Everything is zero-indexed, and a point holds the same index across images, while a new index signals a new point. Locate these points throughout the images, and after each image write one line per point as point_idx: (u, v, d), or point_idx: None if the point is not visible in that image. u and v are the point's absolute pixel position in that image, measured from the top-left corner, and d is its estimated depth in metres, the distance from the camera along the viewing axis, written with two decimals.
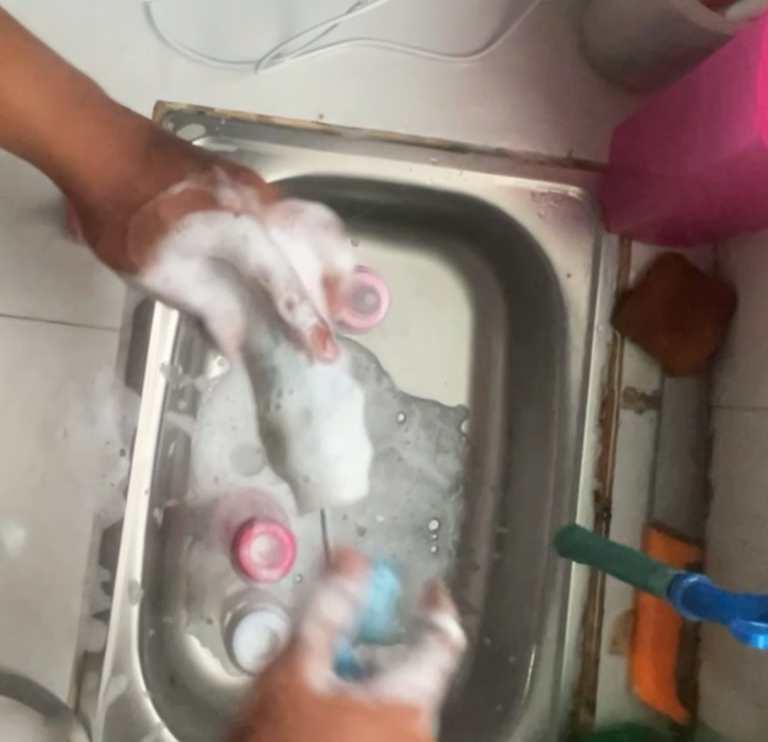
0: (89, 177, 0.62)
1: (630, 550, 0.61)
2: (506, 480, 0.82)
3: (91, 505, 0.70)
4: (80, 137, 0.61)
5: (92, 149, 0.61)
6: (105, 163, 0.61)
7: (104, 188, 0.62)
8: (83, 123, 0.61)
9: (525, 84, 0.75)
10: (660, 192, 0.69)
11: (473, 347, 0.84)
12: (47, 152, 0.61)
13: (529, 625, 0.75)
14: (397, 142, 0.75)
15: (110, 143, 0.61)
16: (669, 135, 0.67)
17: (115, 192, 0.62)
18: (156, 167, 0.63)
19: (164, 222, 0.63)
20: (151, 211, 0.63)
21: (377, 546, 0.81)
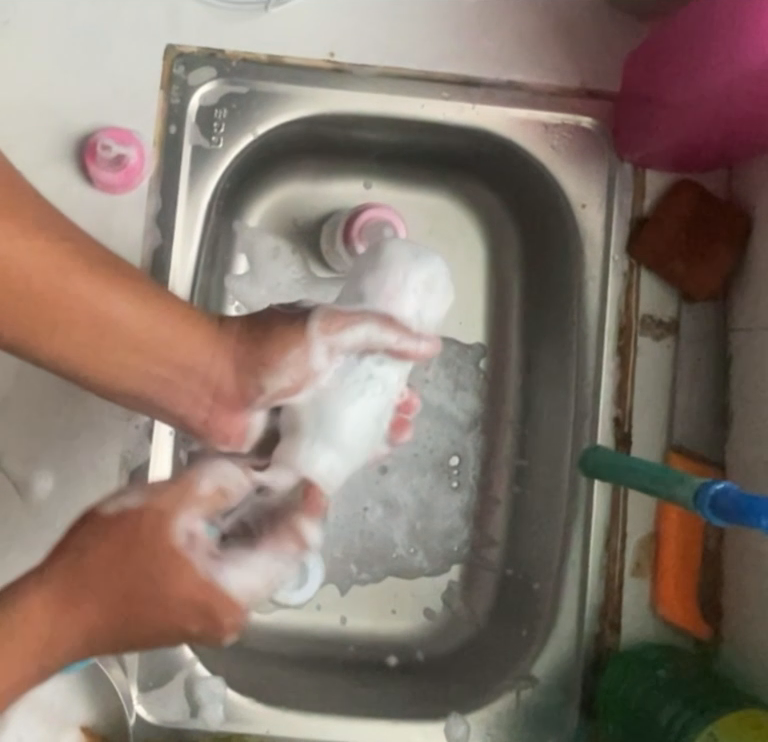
0: (129, 353, 0.54)
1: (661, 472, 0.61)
2: (525, 415, 0.82)
3: (118, 447, 0.71)
4: (118, 303, 0.52)
5: (123, 307, 0.53)
6: (129, 334, 0.54)
7: (126, 374, 0.55)
8: (88, 272, 0.51)
9: (534, 16, 0.75)
10: (673, 115, 0.69)
11: (489, 285, 0.84)
12: (77, 350, 0.52)
13: (553, 553, 0.76)
14: (407, 78, 0.75)
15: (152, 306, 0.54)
16: (681, 56, 0.67)
17: (151, 380, 0.56)
18: (204, 332, 0.57)
19: (209, 381, 0.58)
20: (193, 375, 0.57)
21: (400, 484, 0.82)
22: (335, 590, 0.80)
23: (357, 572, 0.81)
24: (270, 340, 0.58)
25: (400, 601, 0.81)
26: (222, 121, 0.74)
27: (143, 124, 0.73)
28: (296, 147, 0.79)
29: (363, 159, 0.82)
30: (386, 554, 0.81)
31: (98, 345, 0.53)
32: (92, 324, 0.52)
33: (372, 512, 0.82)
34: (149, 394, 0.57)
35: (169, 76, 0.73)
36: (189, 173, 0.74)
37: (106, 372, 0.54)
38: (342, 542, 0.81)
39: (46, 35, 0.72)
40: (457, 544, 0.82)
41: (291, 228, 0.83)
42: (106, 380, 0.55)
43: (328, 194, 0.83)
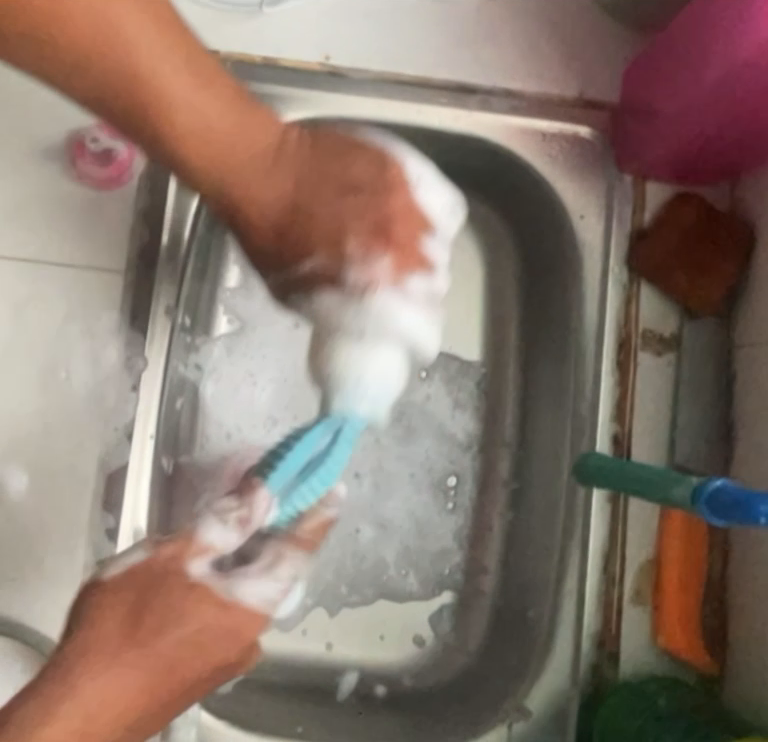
0: (204, 152, 0.57)
1: (641, 467, 0.59)
2: (521, 437, 0.79)
3: (94, 450, 0.68)
4: (185, 110, 0.55)
5: (180, 95, 0.54)
6: (218, 104, 0.56)
7: (262, 189, 0.59)
8: (170, 50, 0.52)
9: (535, 24, 0.74)
10: (664, 122, 0.68)
11: (486, 303, 0.81)
12: (182, 135, 0.56)
13: (550, 579, 0.71)
14: (405, 83, 0.73)
15: (214, 96, 0.56)
16: (672, 63, 0.66)
17: (283, 215, 0.59)
18: (269, 160, 0.59)
19: (209, 139, 0.57)
20: (333, 178, 0.59)
21: (395, 504, 0.79)
22: (324, 612, 0.76)
23: (347, 595, 0.77)
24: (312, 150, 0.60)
25: (389, 627, 0.77)
26: None
27: None
28: None
29: None
30: (378, 576, 0.78)
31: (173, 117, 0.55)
32: (110, 41, 0.50)
33: (364, 533, 0.78)
34: (203, 166, 0.58)
35: None
36: None
37: (290, 248, 0.60)
38: (333, 564, 0.77)
39: None
40: (449, 567, 0.79)
41: None
42: (285, 204, 0.59)
43: None
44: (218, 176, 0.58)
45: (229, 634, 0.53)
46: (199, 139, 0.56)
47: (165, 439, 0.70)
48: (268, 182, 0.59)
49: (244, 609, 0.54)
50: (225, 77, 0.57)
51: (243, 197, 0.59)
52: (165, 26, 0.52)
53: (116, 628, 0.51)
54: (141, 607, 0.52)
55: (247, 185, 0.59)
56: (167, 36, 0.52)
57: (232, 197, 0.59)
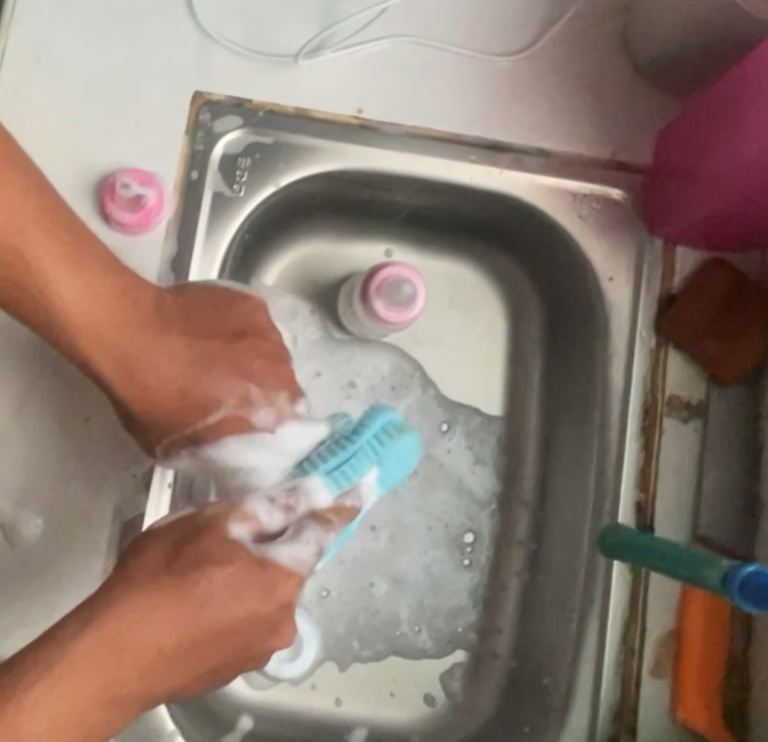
0: (98, 347, 0.57)
1: (672, 546, 0.60)
2: (541, 495, 0.79)
3: (111, 497, 0.67)
4: (68, 292, 0.55)
5: (61, 289, 0.54)
6: (96, 296, 0.56)
7: (164, 376, 0.59)
8: (61, 258, 0.54)
9: (569, 84, 0.74)
10: (699, 195, 0.67)
11: (508, 357, 0.81)
12: (95, 328, 0.56)
13: (566, 645, 0.70)
14: (437, 139, 0.73)
15: (95, 289, 0.56)
16: (707, 139, 0.66)
17: (184, 392, 0.60)
18: (178, 349, 0.59)
19: (138, 379, 0.59)
20: (225, 360, 0.61)
21: (410, 560, 0.78)
22: (334, 667, 0.75)
23: (358, 649, 0.76)
24: (239, 351, 0.62)
25: (400, 683, 0.76)
26: (245, 170, 0.72)
27: (161, 165, 0.70)
28: (318, 203, 0.77)
29: (386, 221, 0.80)
30: (390, 632, 0.77)
31: (73, 318, 0.56)
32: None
33: (378, 588, 0.77)
34: (105, 374, 0.58)
35: (194, 122, 0.71)
36: (207, 218, 0.71)
37: (191, 416, 0.61)
38: (345, 618, 0.76)
39: (70, 69, 0.71)
40: (462, 625, 0.78)
41: (307, 287, 0.80)
42: (187, 388, 0.60)
43: (348, 255, 0.81)
44: (103, 358, 0.58)
45: (229, 630, 0.54)
46: (86, 335, 0.56)
47: None
48: (172, 355, 0.59)
49: (254, 595, 0.54)
50: (113, 270, 0.57)
51: (145, 389, 0.59)
52: (68, 232, 0.55)
53: (121, 610, 0.51)
54: (177, 555, 0.53)
55: (150, 377, 0.59)
56: (50, 233, 0.54)
57: (138, 388, 0.59)
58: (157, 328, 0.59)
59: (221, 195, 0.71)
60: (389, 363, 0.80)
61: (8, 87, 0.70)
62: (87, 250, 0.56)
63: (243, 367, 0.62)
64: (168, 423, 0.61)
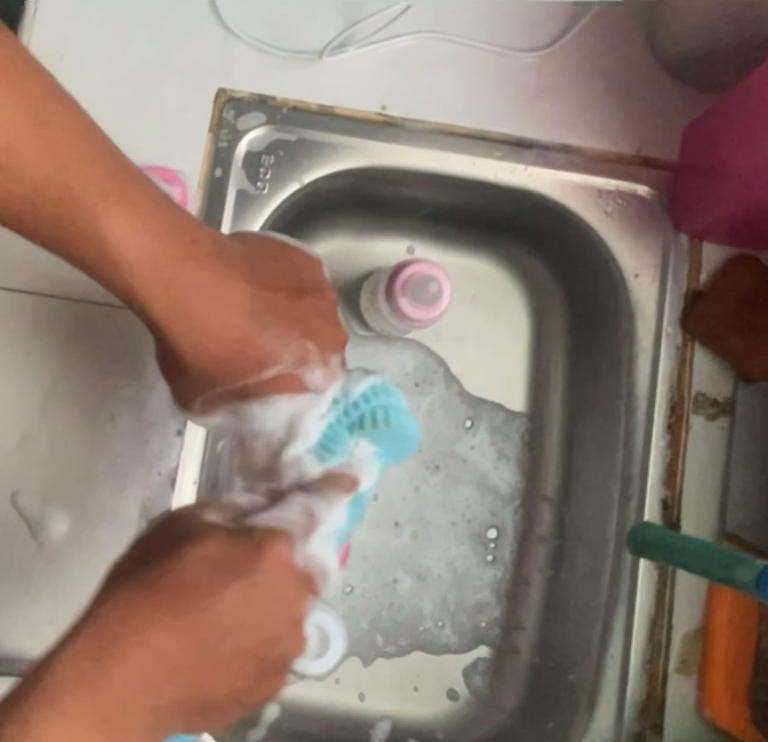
0: (169, 306, 0.52)
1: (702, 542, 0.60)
2: (565, 493, 0.79)
3: (137, 494, 0.67)
4: (131, 245, 0.49)
5: (128, 243, 0.48)
6: (166, 238, 0.50)
7: (228, 313, 0.54)
8: (114, 205, 0.47)
9: (594, 79, 0.73)
10: (724, 192, 0.67)
11: (531, 354, 0.82)
12: (150, 267, 0.50)
13: (592, 643, 0.70)
14: (461, 136, 0.73)
15: (161, 234, 0.50)
16: (731, 135, 0.65)
17: (242, 343, 0.55)
18: (242, 297, 0.54)
19: (207, 332, 0.53)
20: (288, 314, 0.57)
21: (435, 556, 0.78)
22: (358, 662, 0.75)
23: (383, 644, 0.76)
24: (301, 299, 0.58)
25: (423, 679, 0.76)
26: (269, 167, 0.72)
27: (186, 162, 0.70)
28: (341, 200, 0.77)
29: (408, 217, 0.80)
30: (414, 627, 0.77)
31: (145, 257, 0.50)
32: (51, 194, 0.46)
33: (402, 584, 0.77)
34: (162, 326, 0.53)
35: (218, 120, 0.71)
36: (231, 215, 0.71)
37: (248, 367, 0.57)
38: (369, 613, 0.76)
39: (93, 67, 0.71)
40: (485, 620, 0.78)
41: (330, 284, 0.80)
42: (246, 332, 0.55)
43: (370, 252, 0.81)
44: (171, 317, 0.52)
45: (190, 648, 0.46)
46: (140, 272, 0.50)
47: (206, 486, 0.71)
48: (240, 297, 0.54)
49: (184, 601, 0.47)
50: (165, 207, 0.51)
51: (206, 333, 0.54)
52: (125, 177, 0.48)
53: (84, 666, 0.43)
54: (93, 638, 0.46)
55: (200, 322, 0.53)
56: (99, 178, 0.47)
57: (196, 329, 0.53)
58: (227, 271, 0.53)
59: (245, 193, 0.71)
60: (412, 359, 0.80)
61: None
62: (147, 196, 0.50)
63: (310, 298, 0.59)
64: (245, 371, 0.57)
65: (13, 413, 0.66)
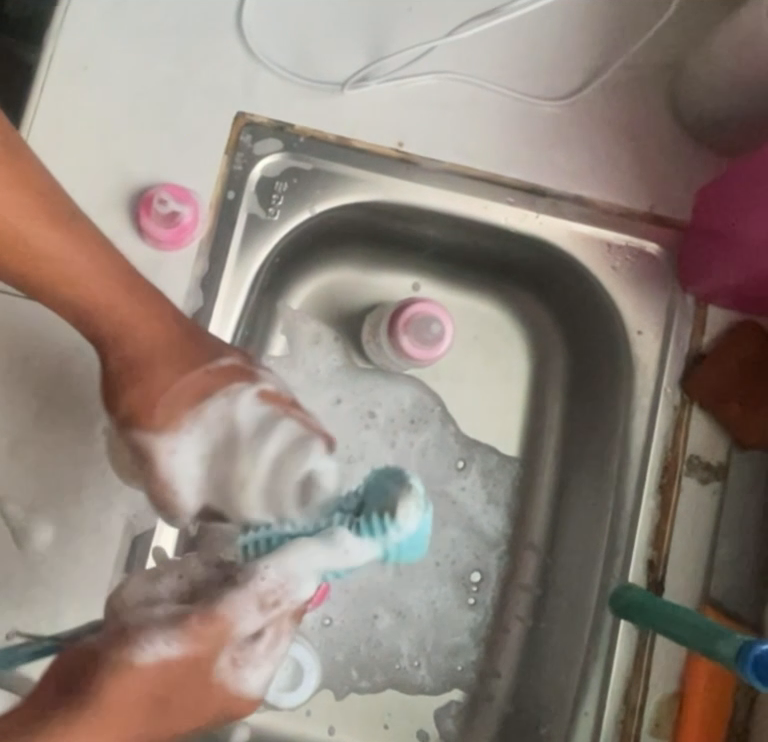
0: (88, 319, 0.54)
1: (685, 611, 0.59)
2: (551, 543, 0.78)
3: (123, 510, 0.67)
4: (45, 249, 0.51)
5: (51, 252, 0.51)
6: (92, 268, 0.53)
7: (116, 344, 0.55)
8: (35, 218, 0.50)
9: (612, 133, 0.73)
10: (733, 257, 0.67)
11: (528, 400, 0.81)
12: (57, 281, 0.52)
13: (566, 697, 0.70)
14: (475, 178, 0.73)
15: (83, 259, 0.52)
16: (743, 201, 0.65)
17: (151, 395, 0.56)
18: (158, 357, 0.55)
19: (128, 374, 0.55)
20: (192, 382, 0.57)
21: (416, 594, 0.78)
22: (331, 697, 0.75)
23: (356, 679, 0.75)
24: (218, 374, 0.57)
25: (394, 718, 0.75)
26: (281, 194, 0.72)
27: (200, 183, 0.70)
28: (351, 232, 0.77)
29: (416, 254, 0.80)
30: (389, 664, 0.76)
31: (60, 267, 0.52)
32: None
33: (381, 620, 0.77)
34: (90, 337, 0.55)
35: (234, 143, 0.71)
36: (240, 239, 0.71)
37: (154, 417, 0.57)
38: (346, 647, 0.76)
39: (115, 81, 0.71)
40: (461, 663, 0.77)
41: (333, 314, 0.80)
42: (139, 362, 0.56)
43: (375, 285, 0.81)
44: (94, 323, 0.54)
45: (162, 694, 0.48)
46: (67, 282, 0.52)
47: None
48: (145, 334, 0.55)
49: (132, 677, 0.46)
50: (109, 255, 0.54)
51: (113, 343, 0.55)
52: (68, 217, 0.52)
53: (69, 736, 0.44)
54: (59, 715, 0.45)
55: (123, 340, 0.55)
56: (31, 202, 0.50)
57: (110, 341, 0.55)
58: (155, 326, 0.55)
59: (256, 218, 0.72)
60: (409, 397, 0.80)
61: (54, 95, 0.70)
62: (74, 225, 0.52)
63: (196, 367, 0.57)
64: (151, 429, 0.57)
65: (7, 419, 0.66)
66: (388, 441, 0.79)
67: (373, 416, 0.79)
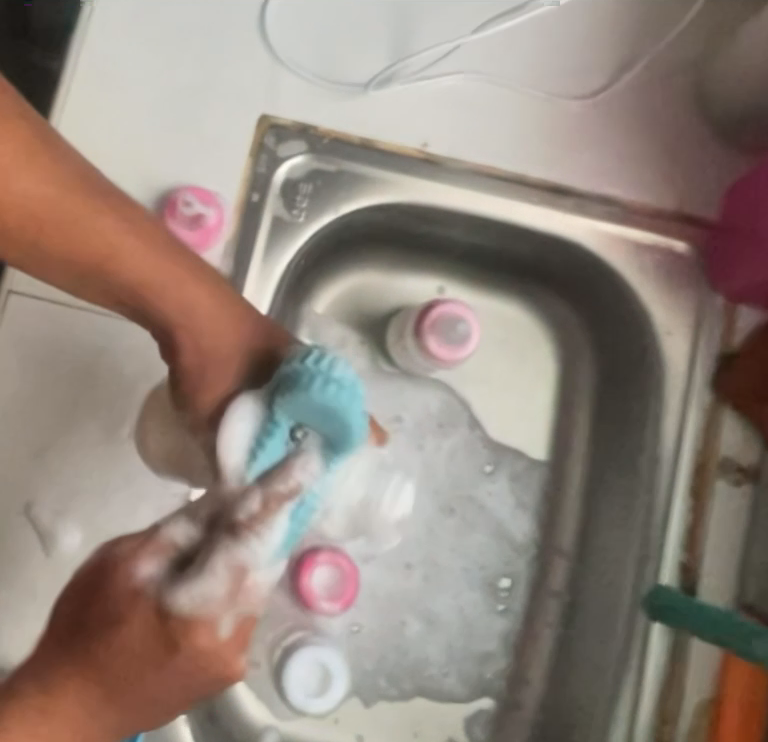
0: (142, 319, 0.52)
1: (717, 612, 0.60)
2: (580, 547, 0.77)
3: (148, 514, 0.66)
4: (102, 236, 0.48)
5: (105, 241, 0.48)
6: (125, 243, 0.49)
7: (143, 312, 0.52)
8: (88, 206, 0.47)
9: (638, 131, 0.72)
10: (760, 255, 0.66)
11: (556, 404, 0.81)
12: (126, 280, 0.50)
13: (598, 705, 0.68)
14: (501, 178, 0.72)
15: (139, 250, 0.49)
16: None
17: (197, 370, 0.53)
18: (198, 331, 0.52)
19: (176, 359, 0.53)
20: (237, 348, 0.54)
21: (444, 601, 0.76)
22: (358, 705, 0.73)
23: (384, 688, 0.74)
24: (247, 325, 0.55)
25: (423, 726, 0.74)
26: (306, 196, 0.72)
27: (224, 186, 0.70)
28: (376, 235, 0.77)
29: (442, 257, 0.79)
30: (418, 672, 0.75)
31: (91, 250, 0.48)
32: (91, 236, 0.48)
33: (409, 627, 0.75)
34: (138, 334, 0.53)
35: (258, 144, 0.71)
36: (266, 241, 0.71)
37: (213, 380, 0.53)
38: (374, 655, 0.75)
39: (138, 84, 0.71)
40: (490, 671, 0.76)
41: (358, 317, 0.80)
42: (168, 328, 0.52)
43: (400, 289, 0.80)
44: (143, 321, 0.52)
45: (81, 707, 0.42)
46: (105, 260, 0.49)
47: None
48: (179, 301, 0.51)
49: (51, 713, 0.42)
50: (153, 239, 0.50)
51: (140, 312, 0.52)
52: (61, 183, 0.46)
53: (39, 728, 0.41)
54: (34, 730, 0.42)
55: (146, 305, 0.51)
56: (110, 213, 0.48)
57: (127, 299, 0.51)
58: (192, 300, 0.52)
59: (281, 220, 0.71)
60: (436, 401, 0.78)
61: (79, 99, 0.70)
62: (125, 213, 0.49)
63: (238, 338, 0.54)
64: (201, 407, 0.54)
65: (32, 423, 0.65)
66: (416, 446, 0.78)
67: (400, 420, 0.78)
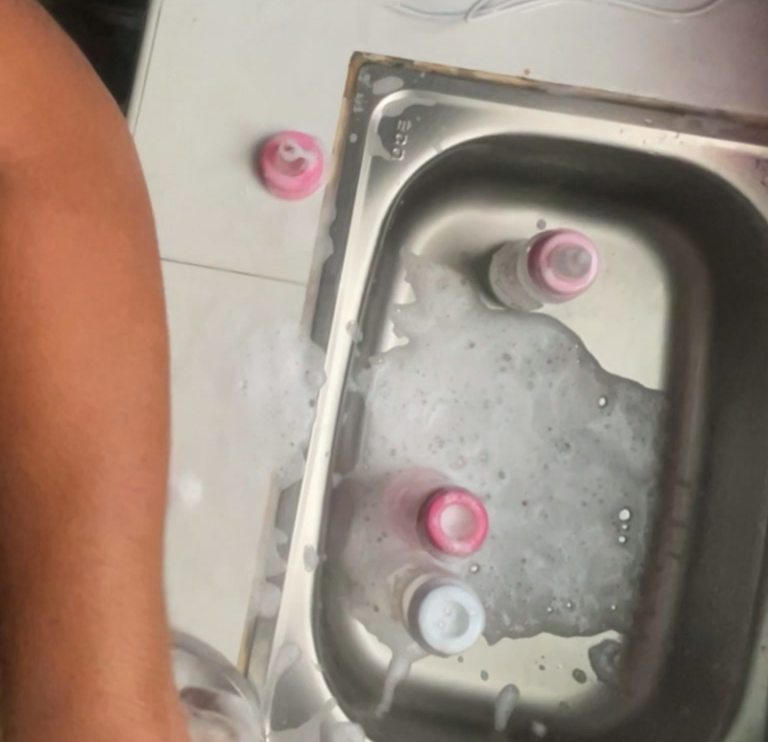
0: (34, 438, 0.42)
1: None
2: (704, 476, 0.76)
3: (268, 463, 0.64)
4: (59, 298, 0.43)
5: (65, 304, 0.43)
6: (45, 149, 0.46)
7: (42, 467, 0.41)
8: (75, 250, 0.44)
9: (749, 43, 0.70)
10: None
11: (668, 332, 0.79)
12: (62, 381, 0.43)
13: (739, 632, 0.67)
14: (607, 101, 0.69)
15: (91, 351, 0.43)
16: None
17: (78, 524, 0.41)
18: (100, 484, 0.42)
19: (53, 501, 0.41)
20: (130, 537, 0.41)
21: (564, 536, 0.76)
22: (484, 643, 0.74)
23: (509, 624, 0.74)
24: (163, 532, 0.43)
25: (549, 660, 0.74)
26: (405, 134, 0.70)
27: (322, 126, 0.68)
28: (474, 171, 0.75)
29: (541, 188, 0.77)
30: (543, 607, 0.75)
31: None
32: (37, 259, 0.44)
33: (530, 565, 0.75)
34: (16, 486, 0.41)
35: (353, 83, 0.69)
36: (368, 181, 0.69)
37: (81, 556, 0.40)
38: (496, 592, 0.75)
39: (227, 31, 0.69)
40: (615, 602, 0.76)
41: (458, 256, 0.78)
42: (97, 617, 0.40)
43: (498, 225, 0.78)
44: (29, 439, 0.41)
45: None
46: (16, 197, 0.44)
47: (336, 456, 0.70)
48: (114, 498, 0.41)
49: None
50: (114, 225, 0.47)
51: (29, 488, 0.41)
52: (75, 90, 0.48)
53: None
54: None
55: (56, 536, 0.40)
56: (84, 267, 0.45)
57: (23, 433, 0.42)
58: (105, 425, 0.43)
59: (382, 160, 0.69)
60: (544, 336, 0.78)
61: (168, 49, 0.69)
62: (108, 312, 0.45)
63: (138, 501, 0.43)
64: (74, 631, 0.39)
65: None
66: (526, 383, 0.78)
67: (509, 359, 0.77)
